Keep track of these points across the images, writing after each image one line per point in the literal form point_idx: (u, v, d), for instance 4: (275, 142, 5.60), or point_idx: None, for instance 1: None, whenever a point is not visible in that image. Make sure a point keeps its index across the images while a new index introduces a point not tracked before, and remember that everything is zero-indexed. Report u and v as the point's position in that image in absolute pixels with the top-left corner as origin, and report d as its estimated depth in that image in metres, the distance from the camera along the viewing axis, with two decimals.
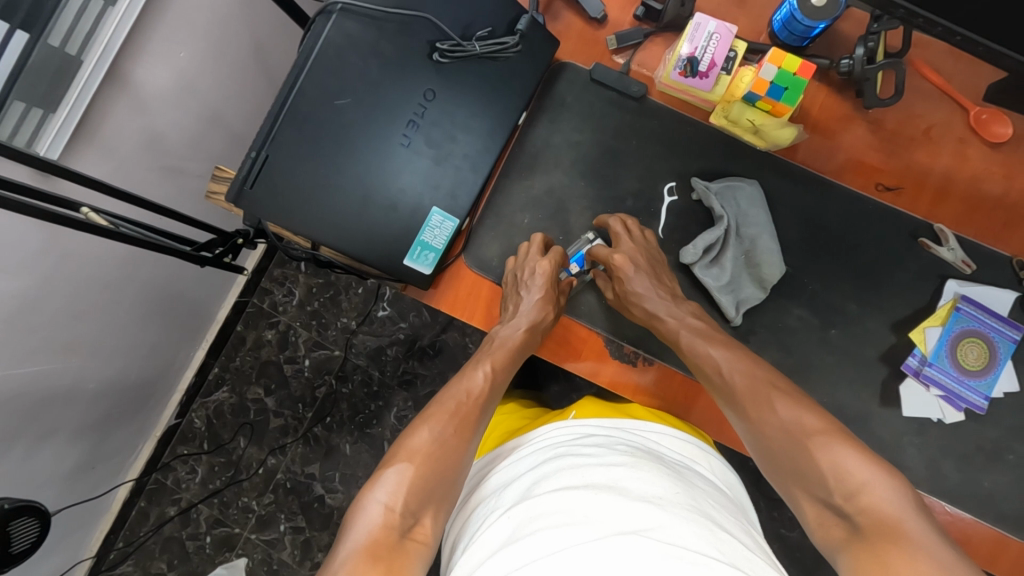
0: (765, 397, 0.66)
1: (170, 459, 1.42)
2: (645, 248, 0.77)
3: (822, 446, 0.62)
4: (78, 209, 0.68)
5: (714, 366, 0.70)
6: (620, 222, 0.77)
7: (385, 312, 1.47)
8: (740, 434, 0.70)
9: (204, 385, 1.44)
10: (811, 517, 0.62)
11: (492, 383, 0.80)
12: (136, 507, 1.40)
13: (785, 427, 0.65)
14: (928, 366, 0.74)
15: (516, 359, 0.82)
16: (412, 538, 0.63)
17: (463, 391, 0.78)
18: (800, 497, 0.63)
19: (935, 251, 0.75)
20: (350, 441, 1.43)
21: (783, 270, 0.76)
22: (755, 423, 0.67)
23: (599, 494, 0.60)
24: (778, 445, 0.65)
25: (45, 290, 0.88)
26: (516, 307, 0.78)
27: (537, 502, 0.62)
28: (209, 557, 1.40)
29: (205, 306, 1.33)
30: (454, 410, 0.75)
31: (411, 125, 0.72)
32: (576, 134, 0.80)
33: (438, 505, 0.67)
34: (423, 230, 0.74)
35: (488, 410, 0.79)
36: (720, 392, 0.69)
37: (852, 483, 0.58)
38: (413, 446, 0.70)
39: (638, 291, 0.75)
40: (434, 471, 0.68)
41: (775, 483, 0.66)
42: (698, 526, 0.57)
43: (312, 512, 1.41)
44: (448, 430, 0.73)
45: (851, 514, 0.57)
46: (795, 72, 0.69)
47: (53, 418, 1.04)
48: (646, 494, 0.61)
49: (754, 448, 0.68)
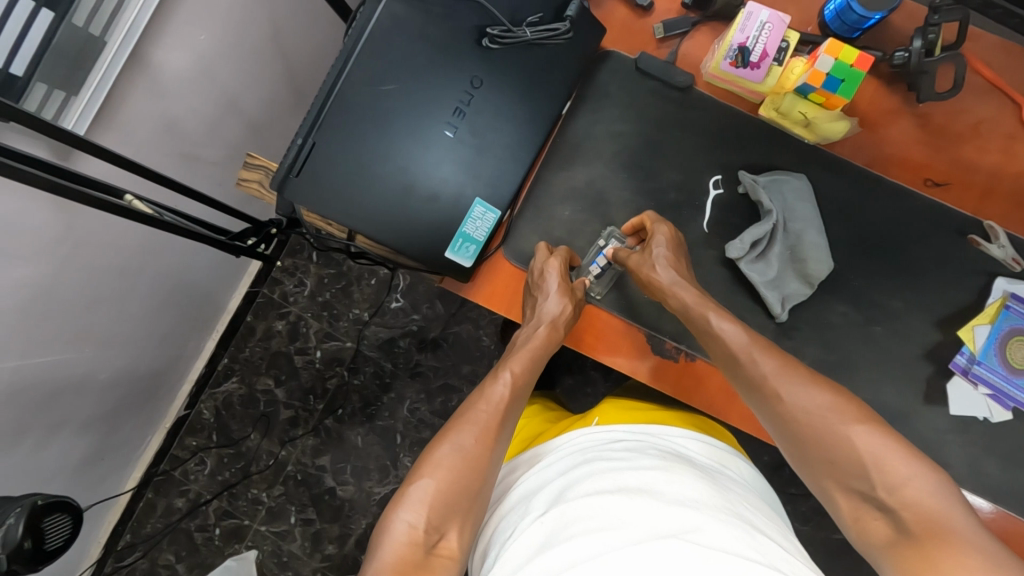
0: (791, 382, 0.63)
1: (179, 451, 1.40)
2: (681, 239, 0.75)
3: (861, 437, 0.58)
4: (121, 196, 0.66)
5: (742, 345, 0.67)
6: (661, 220, 0.75)
7: (398, 304, 1.45)
8: (765, 422, 0.66)
9: (212, 375, 1.42)
10: (846, 512, 0.59)
11: (516, 390, 0.75)
12: (144, 499, 1.38)
13: (815, 412, 0.61)
14: (977, 365, 0.73)
15: (537, 361, 0.79)
16: (437, 554, 0.62)
17: (484, 397, 0.74)
18: (835, 492, 0.60)
19: (984, 249, 0.74)
20: (361, 433, 1.42)
21: (829, 267, 0.74)
22: (784, 411, 0.63)
23: (633, 498, 0.59)
24: (810, 437, 0.61)
25: (60, 278, 0.85)
26: (538, 309, 0.75)
27: (572, 507, 0.60)
28: (217, 549, 1.38)
29: (216, 297, 1.31)
30: (477, 421, 0.71)
31: (458, 113, 0.70)
32: (619, 124, 0.78)
33: (464, 518, 0.64)
34: (466, 221, 0.72)
35: (510, 421, 0.74)
36: (747, 378, 0.66)
37: (892, 476, 0.55)
38: (436, 458, 0.68)
39: (660, 260, 0.71)
40: (459, 482, 0.65)
41: (805, 476, 0.63)
42: (737, 530, 0.57)
43: (322, 504, 1.40)
44: (469, 440, 0.69)
45: (894, 509, 0.55)
46: (852, 65, 0.68)
47: (65, 409, 1.02)
48: (682, 497, 0.60)
49: (780, 436, 0.64)
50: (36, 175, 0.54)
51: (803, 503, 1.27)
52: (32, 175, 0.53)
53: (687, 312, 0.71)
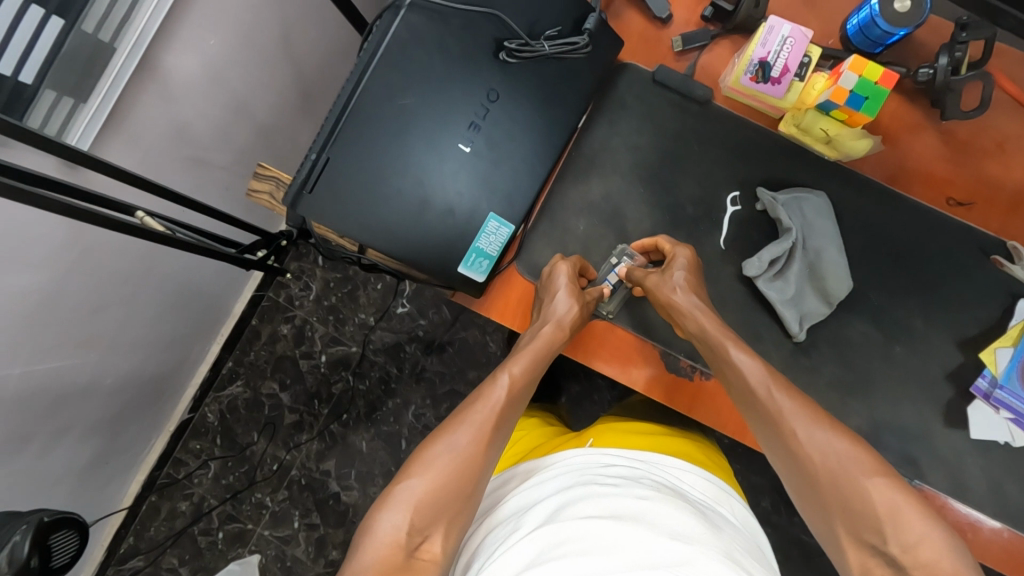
0: (809, 423, 0.62)
1: (182, 454, 1.39)
2: (698, 264, 0.73)
3: (878, 489, 0.58)
4: (133, 213, 0.66)
5: (760, 379, 0.65)
6: (674, 244, 0.74)
7: (404, 309, 1.44)
8: (778, 461, 0.65)
9: (217, 378, 1.41)
10: (853, 563, 0.58)
11: (514, 384, 0.73)
12: (147, 501, 1.37)
13: (830, 455, 0.61)
14: (999, 389, 0.71)
15: (541, 360, 0.74)
16: (420, 558, 0.60)
17: (482, 396, 0.72)
18: (845, 540, 0.59)
19: (1007, 269, 0.73)
20: (365, 437, 1.41)
21: (849, 286, 0.73)
22: (799, 451, 0.62)
23: (625, 526, 0.58)
24: (826, 480, 0.60)
25: (67, 284, 0.84)
26: (549, 309, 0.72)
27: (564, 526, 0.59)
28: (221, 553, 1.38)
29: (221, 303, 1.30)
30: (468, 419, 0.69)
31: (473, 127, 0.69)
32: (635, 137, 0.77)
33: (451, 522, 0.63)
34: (479, 236, 0.71)
35: (510, 420, 0.72)
36: (762, 412, 0.65)
37: (907, 534, 0.55)
38: (428, 456, 0.66)
39: (679, 283, 0.70)
40: (448, 486, 0.64)
41: (813, 518, 0.62)
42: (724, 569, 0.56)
43: (326, 509, 1.39)
44: (462, 441, 0.67)
45: (906, 567, 0.54)
46: (877, 82, 0.66)
47: (71, 414, 1.01)
48: (673, 530, 0.59)
49: (794, 476, 0.63)
50: (61, 204, 0.53)
51: None
52: (56, 203, 0.53)
53: (707, 340, 0.69)
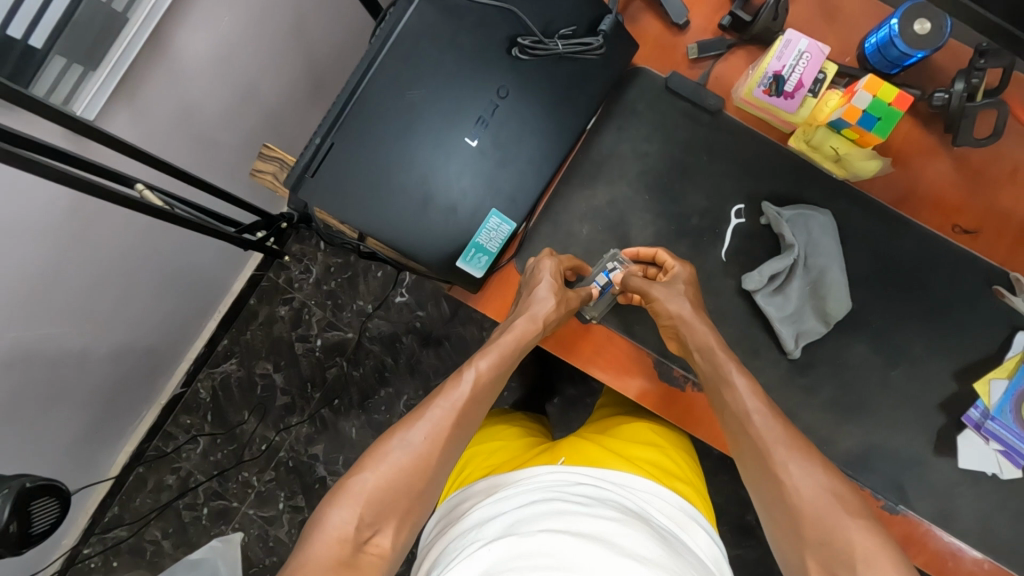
0: (803, 461, 0.62)
1: (172, 428, 1.40)
2: (695, 281, 0.72)
3: (857, 530, 0.58)
4: (133, 184, 0.65)
5: (753, 410, 0.65)
6: (675, 261, 0.73)
7: (403, 299, 1.44)
8: (761, 492, 0.65)
9: (212, 355, 1.41)
10: None
11: (480, 381, 0.73)
12: (134, 473, 1.37)
13: (815, 492, 0.61)
14: (990, 420, 0.70)
15: (507, 360, 0.75)
16: (366, 552, 0.61)
17: (444, 393, 0.72)
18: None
19: (1008, 301, 0.72)
20: (356, 425, 1.41)
21: (848, 306, 0.72)
22: (786, 486, 0.62)
23: (583, 542, 0.58)
24: (808, 517, 0.60)
25: (68, 251, 0.84)
26: (526, 305, 0.71)
27: (523, 539, 0.58)
28: (204, 529, 1.39)
29: (219, 282, 1.30)
30: (427, 416, 0.70)
31: (481, 122, 0.68)
32: (644, 144, 0.76)
33: (400, 519, 0.64)
34: (480, 231, 0.70)
35: (473, 415, 0.73)
36: (751, 442, 0.65)
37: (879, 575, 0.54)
38: (385, 451, 0.67)
39: (677, 298, 0.69)
40: (399, 481, 0.64)
41: (787, 553, 0.61)
42: None
43: (312, 493, 1.39)
44: (419, 437, 0.68)
45: None
46: (890, 103, 0.66)
47: (61, 383, 1.01)
48: (629, 549, 0.58)
49: (775, 509, 0.63)
50: (57, 171, 0.52)
51: None
52: (53, 171, 0.52)
53: (705, 366, 0.69)
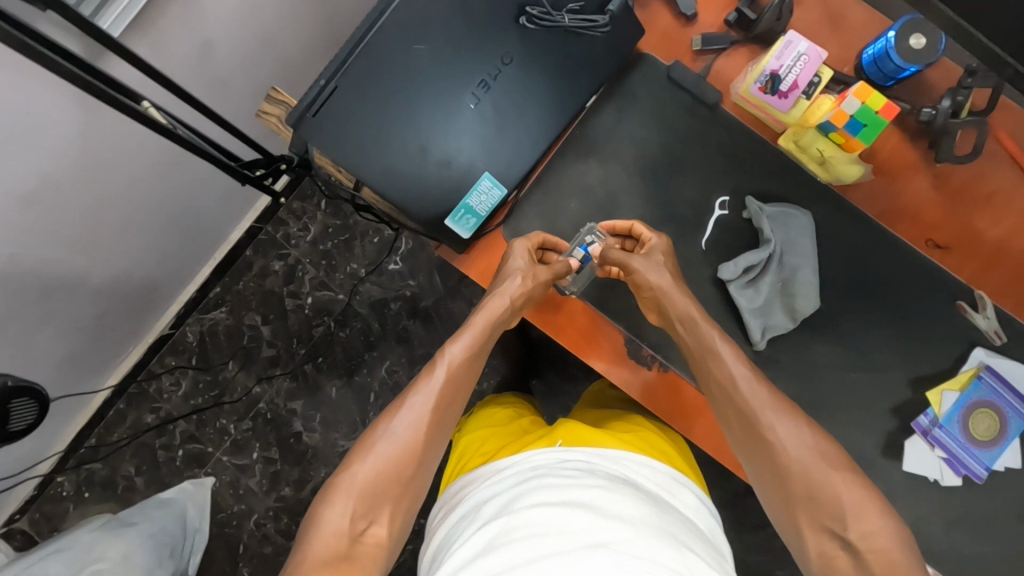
0: (789, 421, 0.65)
1: (156, 367, 1.42)
2: (671, 253, 0.74)
3: (843, 483, 0.62)
4: (138, 100, 0.65)
5: (739, 376, 0.68)
6: (651, 234, 0.75)
7: (396, 267, 1.46)
8: (747, 455, 0.68)
9: (203, 301, 1.43)
10: (811, 545, 0.62)
11: (459, 363, 0.75)
12: (115, 408, 1.40)
13: (801, 450, 0.64)
14: (938, 427, 0.73)
15: (483, 343, 0.77)
16: (364, 542, 0.64)
17: (423, 380, 0.74)
18: (804, 526, 0.63)
19: (969, 317, 0.75)
20: (336, 385, 1.44)
21: (816, 305, 0.75)
22: (775, 446, 0.65)
23: (575, 511, 0.59)
24: (797, 474, 0.63)
25: (73, 176, 0.87)
26: (498, 285, 0.74)
27: (517, 515, 0.60)
28: (177, 470, 1.42)
29: (218, 227, 1.32)
30: (406, 404, 0.72)
31: (483, 85, 0.70)
32: (640, 129, 0.78)
33: (392, 506, 0.67)
34: (471, 193, 0.73)
35: (458, 399, 0.75)
36: (740, 408, 0.67)
37: (866, 525, 0.59)
38: (371, 444, 0.69)
39: (653, 270, 0.71)
40: (387, 471, 0.67)
41: (776, 509, 0.65)
42: (666, 545, 0.58)
43: (286, 447, 1.43)
44: (401, 426, 0.70)
45: (860, 551, 0.58)
46: (878, 111, 0.68)
47: (53, 306, 1.03)
48: (620, 512, 0.60)
49: (763, 470, 0.66)
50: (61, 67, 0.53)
51: (750, 535, 1.29)
52: (57, 64, 0.53)
53: (693, 336, 0.71)
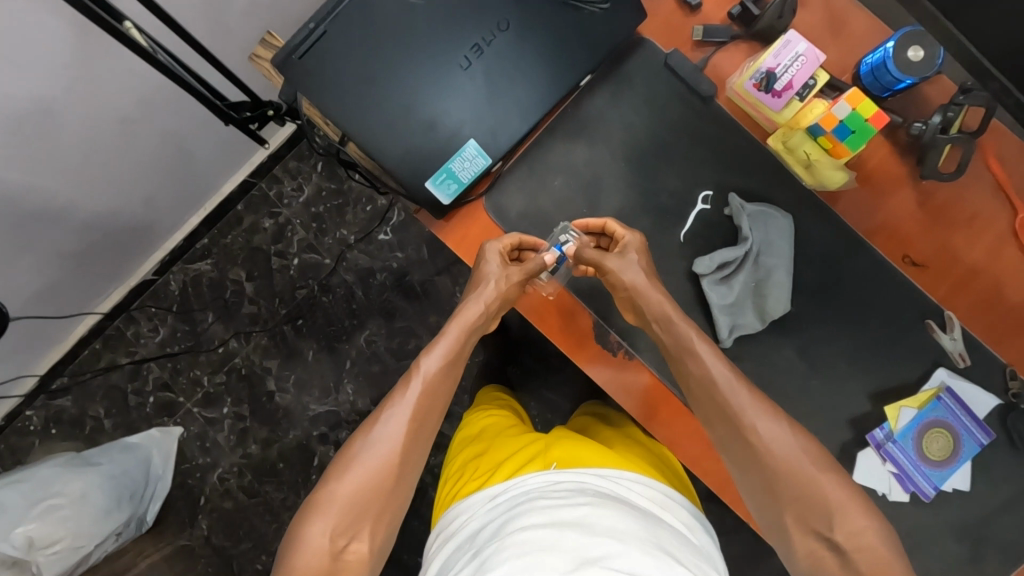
0: (771, 420, 0.64)
1: (135, 311, 1.41)
2: (644, 248, 0.74)
3: (828, 484, 0.61)
4: (120, 20, 0.63)
5: (722, 374, 0.67)
6: (622, 231, 0.74)
7: (386, 238, 1.46)
8: (733, 457, 0.66)
9: (190, 251, 1.43)
10: (799, 549, 0.61)
11: (437, 372, 0.73)
12: (90, 348, 1.40)
13: (787, 451, 0.63)
14: (891, 442, 0.74)
15: (460, 351, 0.76)
16: (346, 560, 0.62)
17: (402, 391, 0.72)
18: (791, 528, 0.61)
19: (936, 336, 0.75)
20: (313, 349, 1.44)
21: (787, 307, 0.75)
22: (760, 447, 0.63)
23: (564, 532, 0.56)
24: (782, 473, 0.62)
25: (63, 104, 0.86)
26: (473, 292, 0.76)
27: (506, 540, 0.57)
28: (147, 416, 1.41)
29: (210, 177, 1.30)
30: (386, 415, 0.70)
31: (476, 50, 0.70)
32: (632, 113, 0.78)
33: (374, 523, 0.65)
34: (454, 158, 0.72)
35: (438, 407, 0.74)
36: (726, 408, 0.65)
37: (852, 524, 0.58)
38: (351, 460, 0.67)
39: (627, 267, 0.71)
40: (367, 487, 0.66)
41: (762, 510, 0.64)
42: (657, 560, 0.54)
43: (257, 405, 1.42)
44: (381, 439, 0.69)
45: (848, 551, 0.58)
46: (867, 119, 0.68)
47: (33, 235, 1.02)
48: (611, 528, 0.56)
49: (749, 473, 0.64)
50: None
51: None
52: None
53: (677, 338, 0.70)
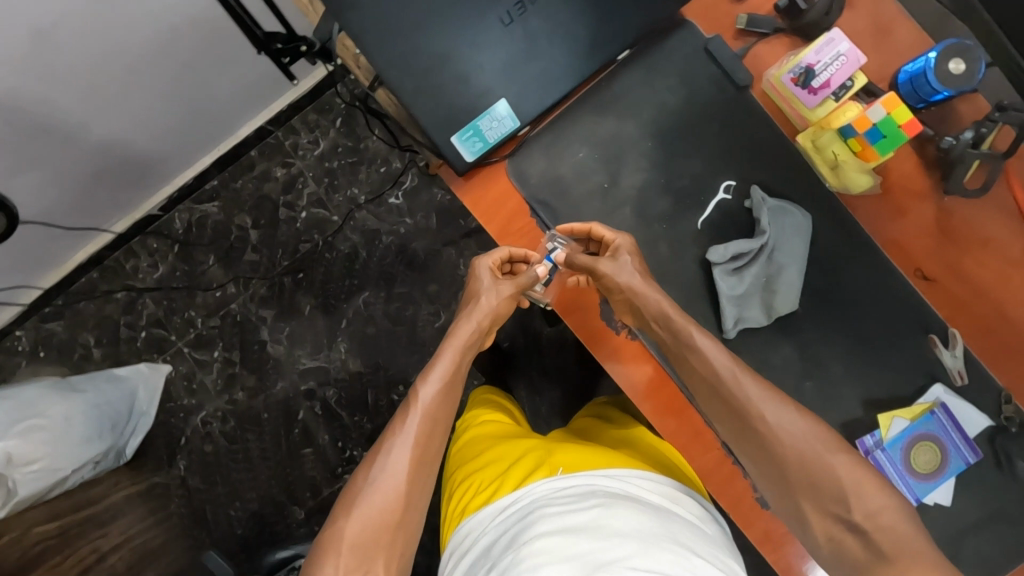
0: (779, 407, 0.65)
1: (135, 244, 1.40)
2: (632, 245, 0.74)
3: (842, 465, 0.63)
4: None
5: (727, 367, 0.67)
6: (607, 231, 0.74)
7: (396, 202, 1.44)
8: (748, 448, 0.68)
9: (198, 190, 1.42)
10: (819, 530, 0.64)
11: (435, 396, 0.71)
12: (88, 276, 1.39)
13: (798, 440, 0.64)
14: (881, 450, 0.74)
15: (457, 372, 0.74)
16: None
17: (400, 421, 0.70)
18: (810, 513, 0.64)
19: (938, 351, 0.75)
20: (310, 303, 1.43)
21: (793, 306, 0.75)
22: (772, 437, 0.65)
23: (580, 537, 0.56)
24: (796, 460, 0.64)
25: (92, 17, 0.85)
26: (466, 311, 0.77)
27: (524, 550, 0.56)
28: (136, 351, 1.41)
29: (230, 118, 1.28)
30: (387, 446, 0.69)
31: (519, 6, 0.71)
32: (665, 94, 0.77)
33: (388, 553, 0.64)
34: (483, 117, 0.72)
35: (439, 426, 0.72)
36: (734, 402, 0.67)
37: (869, 503, 0.61)
38: (358, 496, 0.66)
39: (619, 268, 0.71)
40: (376, 520, 0.64)
41: (778, 494, 0.67)
42: (670, 554, 0.55)
43: (248, 352, 1.42)
44: (385, 470, 0.67)
45: (867, 530, 0.61)
46: (901, 125, 0.67)
47: (44, 151, 1.01)
48: (623, 528, 0.57)
49: (764, 465, 0.66)
50: None
51: None
52: None
53: (680, 336, 0.69)
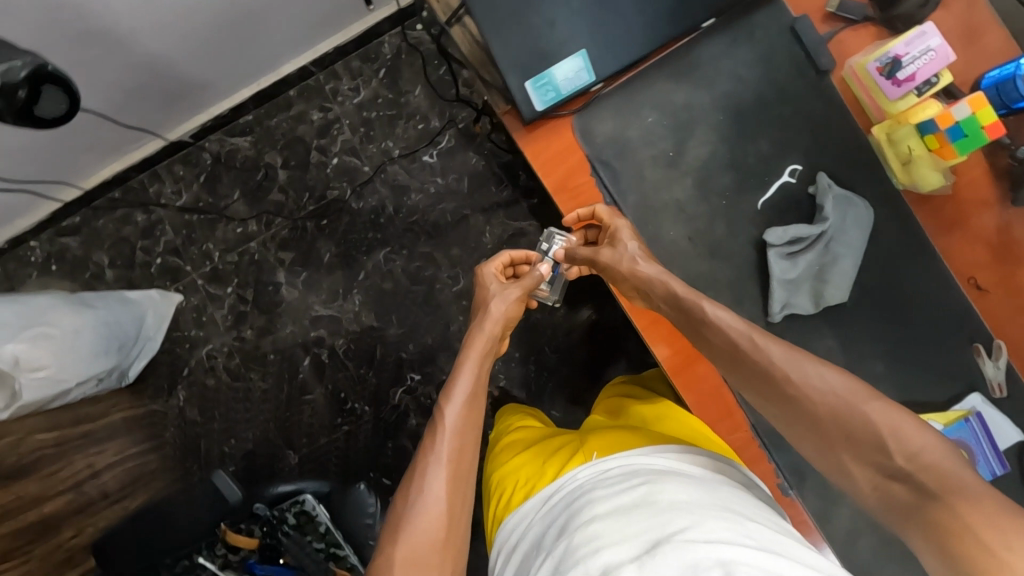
0: (809, 363, 0.58)
1: (161, 168, 1.32)
2: (626, 224, 0.74)
3: (876, 413, 0.54)
4: None
5: (741, 333, 0.62)
6: (598, 216, 0.75)
7: (431, 160, 1.34)
8: (774, 414, 0.61)
9: (231, 122, 1.32)
10: (863, 483, 0.55)
11: (463, 408, 0.66)
12: (107, 196, 1.31)
13: (827, 394, 0.56)
14: None
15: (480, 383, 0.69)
16: None
17: (430, 437, 0.65)
18: (849, 465, 0.55)
19: (980, 361, 0.75)
20: (332, 251, 1.34)
21: (843, 298, 0.75)
22: (800, 398, 0.57)
23: (631, 516, 0.55)
24: (827, 413, 0.56)
25: None
26: (479, 321, 0.75)
27: (578, 533, 0.56)
28: (150, 278, 1.33)
29: (276, 51, 1.19)
30: (424, 464, 0.62)
31: None
32: (745, 68, 0.77)
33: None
34: (556, 66, 0.73)
35: (472, 435, 0.66)
36: (752, 368, 0.61)
37: (908, 445, 0.52)
38: (401, 523, 0.59)
39: (618, 251, 0.72)
40: (425, 541, 0.58)
41: (810, 452, 0.58)
42: (724, 520, 0.54)
43: (262, 292, 1.33)
44: (426, 491, 0.60)
45: (911, 473, 0.51)
46: (983, 126, 0.66)
47: (97, 59, 0.93)
48: (674, 501, 0.56)
49: (793, 428, 0.59)
50: None
51: None
52: None
53: (694, 318, 0.66)
